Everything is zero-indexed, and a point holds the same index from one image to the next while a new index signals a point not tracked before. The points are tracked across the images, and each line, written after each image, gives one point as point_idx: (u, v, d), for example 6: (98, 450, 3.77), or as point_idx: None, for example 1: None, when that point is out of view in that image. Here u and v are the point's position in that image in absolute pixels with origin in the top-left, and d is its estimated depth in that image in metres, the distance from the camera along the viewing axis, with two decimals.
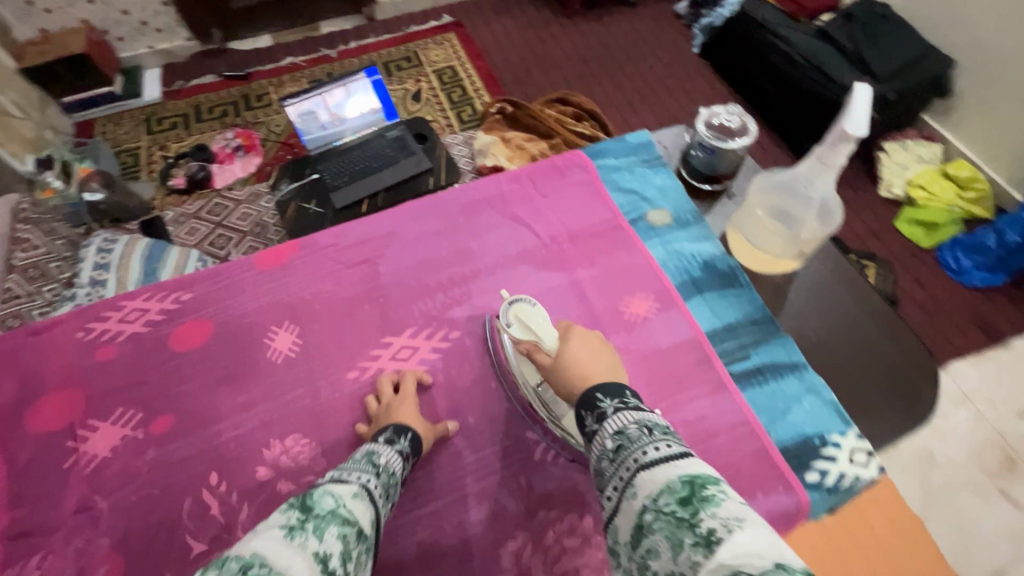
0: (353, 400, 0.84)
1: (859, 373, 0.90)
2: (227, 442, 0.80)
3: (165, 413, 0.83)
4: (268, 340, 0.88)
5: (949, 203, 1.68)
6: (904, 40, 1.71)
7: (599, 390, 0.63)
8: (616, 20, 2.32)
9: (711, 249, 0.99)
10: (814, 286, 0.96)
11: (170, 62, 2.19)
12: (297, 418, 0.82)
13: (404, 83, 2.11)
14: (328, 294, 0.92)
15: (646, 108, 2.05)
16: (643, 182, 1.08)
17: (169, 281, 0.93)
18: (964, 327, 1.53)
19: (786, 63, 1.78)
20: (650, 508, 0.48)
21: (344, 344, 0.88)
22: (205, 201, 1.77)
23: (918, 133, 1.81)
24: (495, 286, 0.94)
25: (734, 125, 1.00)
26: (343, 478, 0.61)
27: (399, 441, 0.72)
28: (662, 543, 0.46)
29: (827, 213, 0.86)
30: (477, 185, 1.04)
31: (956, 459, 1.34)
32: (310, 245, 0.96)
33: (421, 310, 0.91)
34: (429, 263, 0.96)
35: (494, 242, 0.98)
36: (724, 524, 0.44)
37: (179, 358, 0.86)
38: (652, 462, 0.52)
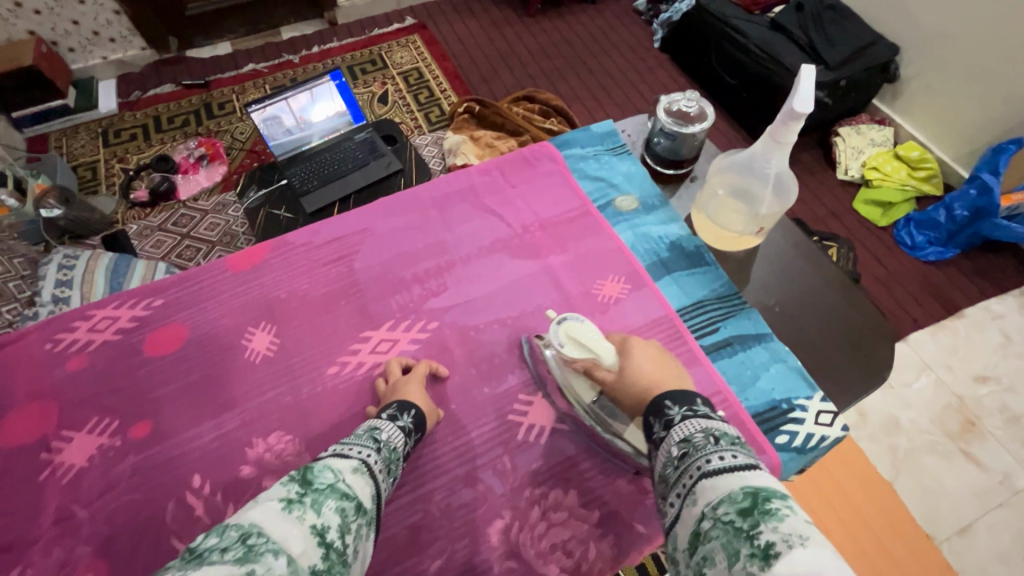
0: (335, 393, 0.83)
1: (826, 341, 0.94)
2: (209, 442, 0.79)
3: (143, 419, 0.81)
4: (245, 341, 0.87)
5: (902, 182, 1.76)
6: (851, 28, 1.78)
7: (669, 398, 0.65)
8: (578, 17, 2.36)
9: (677, 231, 1.02)
10: (776, 261, 1.01)
11: (126, 73, 2.13)
12: (279, 414, 0.81)
13: (369, 86, 2.10)
14: (304, 292, 0.92)
15: (612, 102, 2.09)
16: (609, 170, 1.11)
17: (140, 288, 0.92)
18: (920, 298, 1.61)
19: (743, 54, 1.84)
20: (709, 515, 0.49)
21: (322, 340, 0.88)
22: (170, 212, 1.74)
23: (869, 117, 1.89)
24: (472, 275, 0.95)
25: (692, 110, 1.01)
26: (343, 453, 0.63)
27: (402, 417, 0.74)
28: (716, 550, 0.46)
29: (783, 186, 0.88)
30: (447, 180, 1.06)
31: (920, 424, 1.40)
32: (282, 245, 0.96)
33: (398, 303, 0.92)
34: (404, 257, 0.97)
35: (467, 233, 1.00)
36: (785, 538, 0.43)
37: (154, 363, 0.85)
38: (714, 470, 0.52)
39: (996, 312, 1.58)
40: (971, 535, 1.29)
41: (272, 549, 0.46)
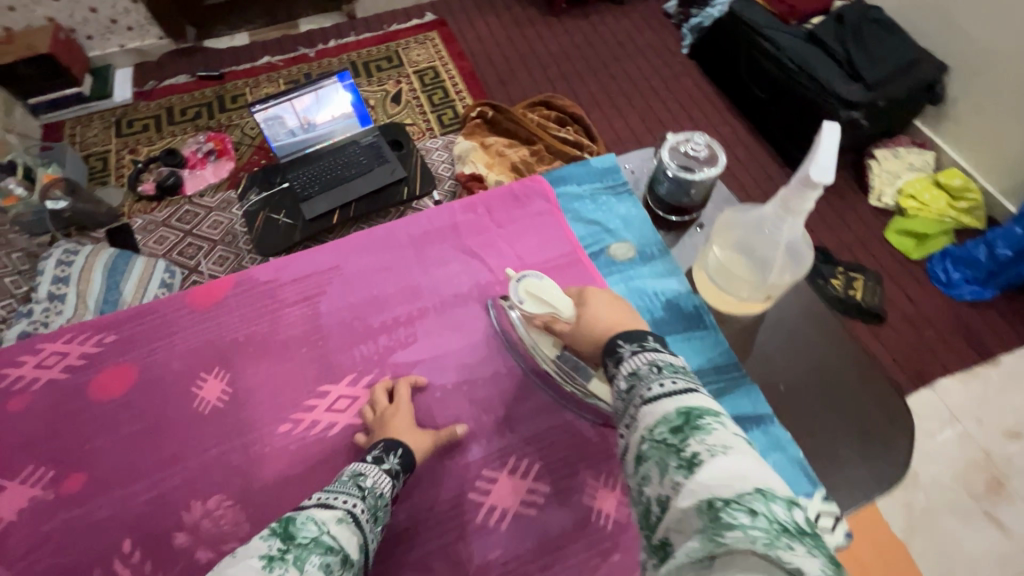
0: (282, 456, 0.71)
1: (849, 418, 0.79)
2: (144, 505, 0.68)
3: (79, 471, 0.71)
4: (195, 390, 0.75)
5: (941, 213, 1.64)
6: (895, 44, 1.65)
7: (621, 336, 0.59)
8: (604, 19, 2.26)
9: (676, 287, 0.86)
10: (782, 325, 0.88)
11: (143, 62, 2.12)
12: (221, 477, 0.70)
13: (383, 84, 2.05)
14: (264, 336, 0.79)
15: (633, 110, 1.99)
16: (607, 213, 0.95)
17: (91, 321, 0.80)
18: (951, 342, 1.49)
19: (775, 66, 1.73)
20: (645, 437, 0.48)
21: (280, 393, 0.75)
22: (175, 208, 1.73)
23: (909, 140, 1.76)
24: (448, 326, 0.82)
25: (700, 154, 0.87)
26: (328, 503, 0.56)
27: (389, 459, 0.64)
28: (652, 469, 0.46)
29: (795, 258, 0.72)
30: (430, 214, 0.92)
31: (941, 480, 1.30)
32: (245, 281, 0.83)
33: (361, 354, 0.78)
34: (376, 301, 0.83)
35: (449, 280, 0.85)
36: (710, 449, 0.43)
37: (95, 410, 0.75)
38: (655, 398, 0.50)
39: None
40: None
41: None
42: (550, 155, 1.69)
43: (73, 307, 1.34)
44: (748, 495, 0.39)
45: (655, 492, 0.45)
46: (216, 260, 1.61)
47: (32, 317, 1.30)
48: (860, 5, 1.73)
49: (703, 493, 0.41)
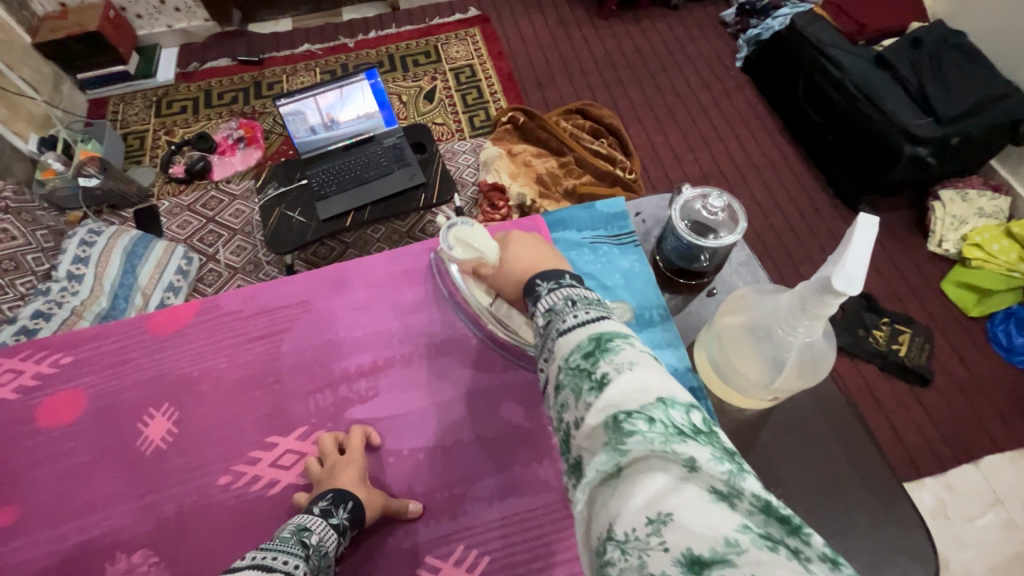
0: (217, 513, 0.63)
1: (901, 546, 0.60)
2: (72, 548, 0.63)
3: (13, 502, 0.66)
4: (140, 426, 0.69)
5: (1009, 267, 1.44)
6: (977, 75, 1.48)
7: (538, 276, 0.52)
8: (654, 24, 2.13)
9: (672, 362, 0.68)
10: (820, 425, 0.66)
11: (188, 43, 2.15)
12: (152, 528, 0.63)
13: (418, 80, 2.00)
14: (219, 372, 0.72)
15: (674, 125, 1.87)
16: (606, 265, 0.77)
17: (54, 338, 0.75)
18: (1005, 416, 1.34)
19: (836, 90, 1.58)
20: (560, 366, 0.42)
21: (225, 439, 0.68)
22: (202, 192, 1.74)
23: (982, 182, 1.58)
24: (413, 381, 0.71)
25: (717, 218, 0.69)
26: (268, 563, 0.45)
27: (337, 513, 0.56)
28: (567, 396, 0.41)
29: (816, 362, 0.55)
30: (411, 250, 0.81)
31: (975, 571, 1.17)
32: (211, 308, 0.75)
33: (318, 405, 0.69)
34: (341, 344, 0.73)
35: (424, 326, 0.75)
36: (617, 366, 0.39)
37: (40, 437, 0.69)
38: (571, 327, 0.44)
39: None
40: None
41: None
42: (579, 169, 1.61)
43: (89, 288, 1.36)
44: (652, 405, 0.35)
45: (570, 416, 0.40)
46: (235, 250, 1.62)
47: (48, 297, 1.31)
48: (942, 28, 1.55)
49: (608, 409, 0.37)
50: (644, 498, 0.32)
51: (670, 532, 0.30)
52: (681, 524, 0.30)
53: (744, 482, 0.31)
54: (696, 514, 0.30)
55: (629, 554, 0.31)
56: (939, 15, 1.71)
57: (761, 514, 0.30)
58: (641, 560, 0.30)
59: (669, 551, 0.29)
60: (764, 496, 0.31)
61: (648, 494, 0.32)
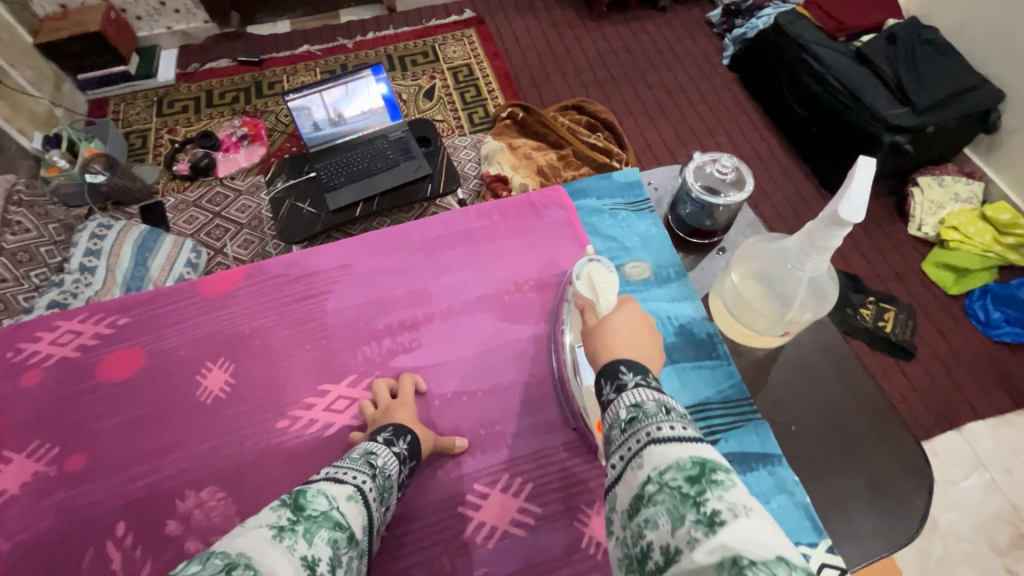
0: (278, 455, 0.67)
1: (899, 467, 0.67)
2: (140, 489, 0.66)
3: (81, 450, 0.69)
4: (198, 378, 0.73)
5: (985, 248, 1.55)
6: (950, 69, 1.57)
7: (622, 362, 0.53)
8: (644, 25, 2.22)
9: (691, 313, 0.74)
10: (821, 367, 0.73)
11: (187, 44, 2.17)
12: (216, 469, 0.67)
13: (417, 79, 2.05)
14: (269, 330, 0.76)
15: (666, 121, 1.94)
16: (625, 229, 0.83)
17: (108, 301, 0.79)
18: (984, 384, 1.42)
19: (819, 85, 1.67)
20: (654, 480, 0.41)
21: (280, 387, 0.72)
22: (206, 189, 1.76)
23: (957, 169, 1.68)
24: (453, 335, 0.76)
25: (728, 177, 0.76)
26: (337, 477, 0.50)
27: (398, 443, 0.60)
28: (660, 515, 0.39)
29: (819, 296, 0.61)
30: (442, 218, 0.86)
31: (961, 529, 1.24)
32: (258, 272, 0.80)
33: (364, 356, 0.74)
34: (382, 303, 0.78)
35: (459, 284, 0.79)
36: (731, 508, 0.37)
37: (101, 391, 0.73)
38: (667, 438, 0.43)
39: None
40: None
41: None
42: (577, 161, 1.65)
43: (103, 280, 1.39)
44: (772, 563, 0.33)
45: (660, 540, 0.38)
46: (242, 243, 1.64)
47: (61, 288, 1.34)
48: (915, 25, 1.65)
49: (722, 550, 0.34)
50: None
51: None
52: None
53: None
54: None
55: None
56: (913, 13, 1.81)
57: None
58: None
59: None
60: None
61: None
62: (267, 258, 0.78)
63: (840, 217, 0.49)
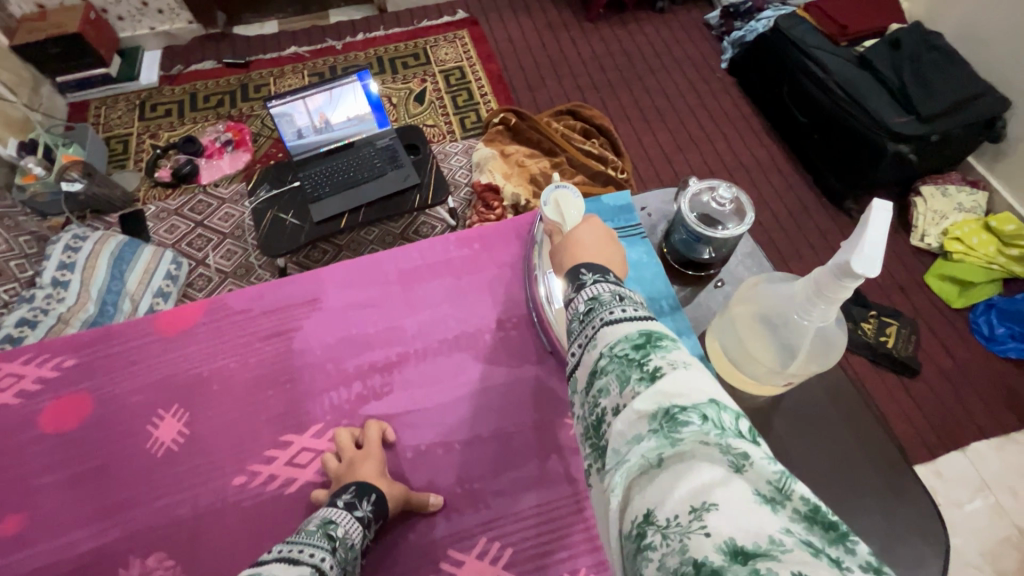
0: (233, 515, 0.64)
1: (903, 519, 0.64)
2: (84, 554, 0.63)
3: (19, 510, 0.66)
4: (150, 428, 0.69)
5: (988, 259, 1.51)
6: (955, 75, 1.52)
7: (583, 264, 0.50)
8: (641, 27, 2.16)
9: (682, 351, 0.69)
10: (814, 410, 0.70)
11: (172, 45, 2.11)
12: (167, 531, 0.63)
13: (408, 82, 2.00)
14: (229, 372, 0.72)
15: (663, 127, 1.89)
16: None
17: (55, 342, 0.75)
18: (989, 403, 1.38)
19: (820, 90, 1.62)
20: (605, 353, 0.41)
21: (239, 439, 0.68)
22: (188, 196, 1.71)
23: (960, 178, 1.63)
24: (429, 378, 0.72)
25: (725, 210, 0.71)
26: (292, 557, 0.46)
27: (361, 505, 0.56)
28: (610, 382, 0.40)
29: (828, 345, 0.57)
30: (421, 247, 0.81)
31: (966, 555, 1.20)
32: (218, 308, 0.75)
33: (332, 402, 0.70)
34: (354, 341, 0.74)
35: (435, 320, 0.75)
36: (673, 363, 0.38)
37: (44, 443, 0.69)
38: (618, 317, 0.43)
39: None
40: None
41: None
42: (570, 169, 1.61)
43: (76, 294, 1.33)
44: (707, 406, 0.36)
45: (611, 404, 0.39)
46: (225, 254, 1.59)
47: (32, 304, 1.29)
48: (919, 30, 1.61)
49: (660, 401, 0.36)
50: (688, 488, 0.32)
51: (715, 520, 0.30)
52: (730, 517, 0.30)
53: (794, 484, 0.32)
54: (742, 510, 0.31)
55: (669, 538, 0.31)
56: (917, 16, 1.76)
57: (805, 519, 0.31)
58: (682, 545, 0.30)
59: (711, 538, 0.30)
60: (812, 500, 0.32)
61: (695, 482, 0.32)
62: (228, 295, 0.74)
63: (848, 271, 0.45)
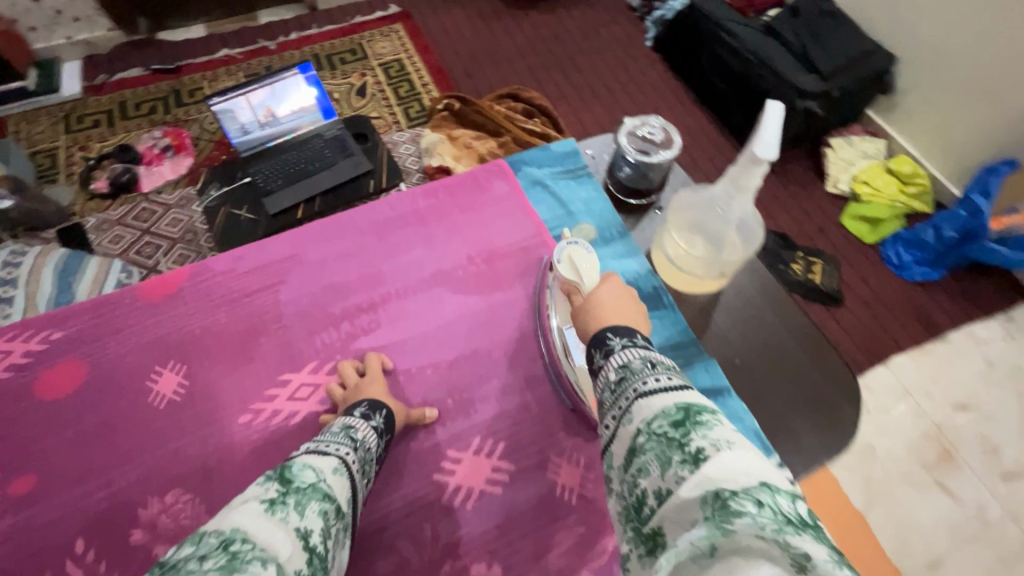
0: (244, 447, 0.77)
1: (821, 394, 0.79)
2: (97, 502, 0.73)
3: (26, 472, 0.75)
4: (151, 383, 0.80)
5: (892, 198, 1.70)
6: (846, 38, 1.71)
7: (610, 329, 0.60)
8: (569, 12, 2.26)
9: (636, 267, 0.87)
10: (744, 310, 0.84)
11: (92, 55, 2.02)
12: (181, 472, 0.75)
13: (348, 77, 2.01)
14: (220, 327, 0.84)
15: (599, 104, 2.01)
16: (567, 195, 0.96)
17: (34, 319, 0.84)
18: (904, 321, 1.56)
19: (735, 60, 1.77)
20: (643, 430, 0.48)
21: (238, 385, 0.81)
22: (130, 206, 1.66)
23: (862, 129, 1.83)
24: (408, 314, 0.87)
25: (656, 139, 0.83)
26: (322, 451, 0.58)
27: (375, 417, 0.69)
28: (651, 462, 0.46)
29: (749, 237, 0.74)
30: (391, 201, 0.96)
31: (896, 454, 1.37)
32: (201, 273, 0.88)
33: (323, 342, 0.84)
34: (337, 288, 0.88)
35: (409, 263, 0.91)
36: (714, 444, 0.43)
37: (45, 408, 0.79)
38: (651, 390, 0.50)
39: (979, 337, 1.55)
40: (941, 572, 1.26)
41: (259, 557, 0.41)
42: (517, 147, 1.67)
43: (22, 308, 1.30)
44: (755, 489, 0.39)
45: (653, 485, 0.45)
46: (176, 259, 1.56)
47: None
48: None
49: (707, 485, 0.40)
50: None
51: None
52: None
53: None
54: None
55: None
56: None
57: None
58: None
59: None
60: None
61: None
62: (212, 258, 0.86)
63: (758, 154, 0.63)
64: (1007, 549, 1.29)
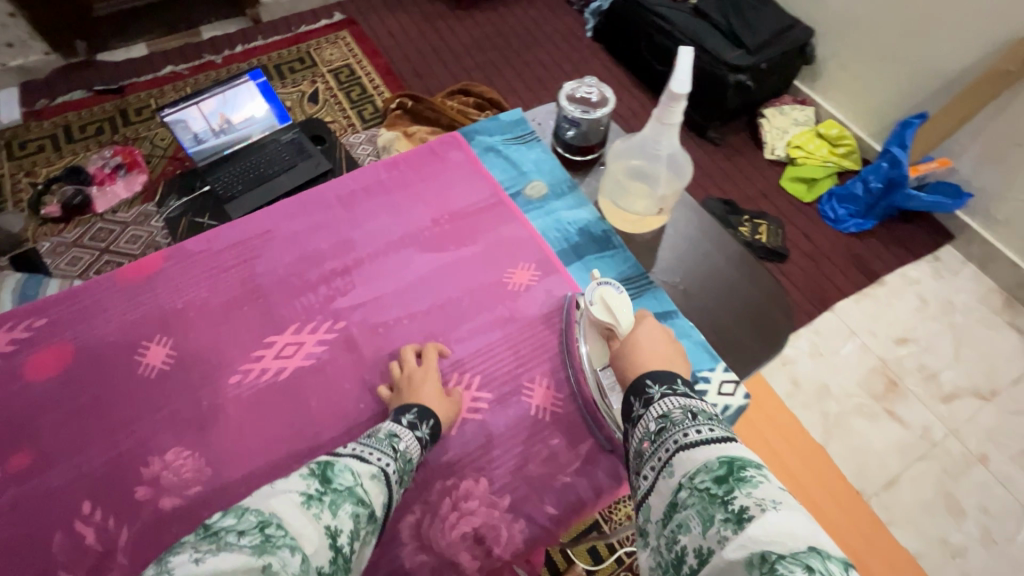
0: (236, 405, 0.80)
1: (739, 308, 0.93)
2: (100, 465, 0.75)
3: (24, 448, 0.76)
4: (139, 357, 0.82)
5: (823, 159, 1.85)
6: (768, 14, 1.85)
7: (649, 376, 0.62)
8: (510, 9, 2.34)
9: (587, 216, 1.01)
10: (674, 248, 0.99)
11: (29, 80, 1.97)
12: (178, 430, 0.78)
13: (298, 85, 2.03)
14: (203, 300, 0.87)
15: (547, 94, 2.09)
16: (518, 158, 1.08)
17: (17, 309, 0.85)
18: (844, 267, 1.70)
19: (670, 41, 1.88)
20: (686, 485, 0.49)
21: (225, 349, 0.84)
22: (86, 227, 1.62)
23: (792, 99, 1.96)
24: (382, 273, 0.92)
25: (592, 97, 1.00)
26: (364, 457, 0.61)
27: (422, 427, 0.72)
28: (692, 518, 0.47)
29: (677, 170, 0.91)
30: (354, 176, 1.02)
31: (849, 388, 1.49)
32: (179, 254, 0.91)
33: (303, 304, 0.88)
34: (310, 258, 0.92)
35: (379, 228, 0.96)
36: (759, 504, 0.44)
37: (36, 386, 0.80)
38: (691, 443, 0.52)
39: (913, 277, 1.69)
40: (896, 488, 1.38)
41: (289, 543, 0.45)
42: None
43: None
44: (804, 553, 0.40)
45: (693, 543, 0.46)
46: None
47: None
48: None
49: (753, 548, 0.41)
50: None
51: None
52: None
53: None
54: None
55: None
56: None
57: None
58: None
59: None
60: None
61: None
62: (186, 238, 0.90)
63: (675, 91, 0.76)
64: (952, 461, 1.42)
